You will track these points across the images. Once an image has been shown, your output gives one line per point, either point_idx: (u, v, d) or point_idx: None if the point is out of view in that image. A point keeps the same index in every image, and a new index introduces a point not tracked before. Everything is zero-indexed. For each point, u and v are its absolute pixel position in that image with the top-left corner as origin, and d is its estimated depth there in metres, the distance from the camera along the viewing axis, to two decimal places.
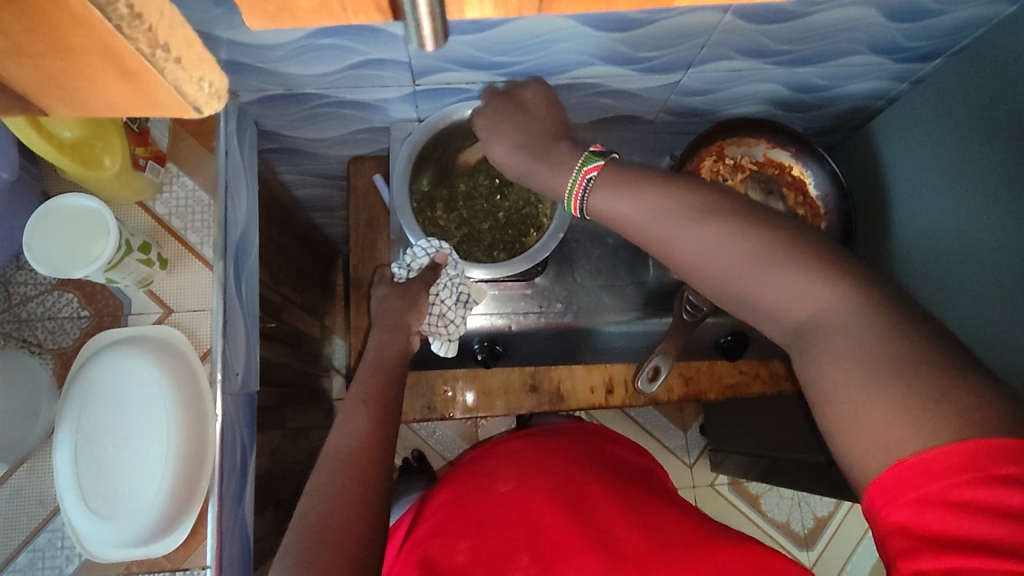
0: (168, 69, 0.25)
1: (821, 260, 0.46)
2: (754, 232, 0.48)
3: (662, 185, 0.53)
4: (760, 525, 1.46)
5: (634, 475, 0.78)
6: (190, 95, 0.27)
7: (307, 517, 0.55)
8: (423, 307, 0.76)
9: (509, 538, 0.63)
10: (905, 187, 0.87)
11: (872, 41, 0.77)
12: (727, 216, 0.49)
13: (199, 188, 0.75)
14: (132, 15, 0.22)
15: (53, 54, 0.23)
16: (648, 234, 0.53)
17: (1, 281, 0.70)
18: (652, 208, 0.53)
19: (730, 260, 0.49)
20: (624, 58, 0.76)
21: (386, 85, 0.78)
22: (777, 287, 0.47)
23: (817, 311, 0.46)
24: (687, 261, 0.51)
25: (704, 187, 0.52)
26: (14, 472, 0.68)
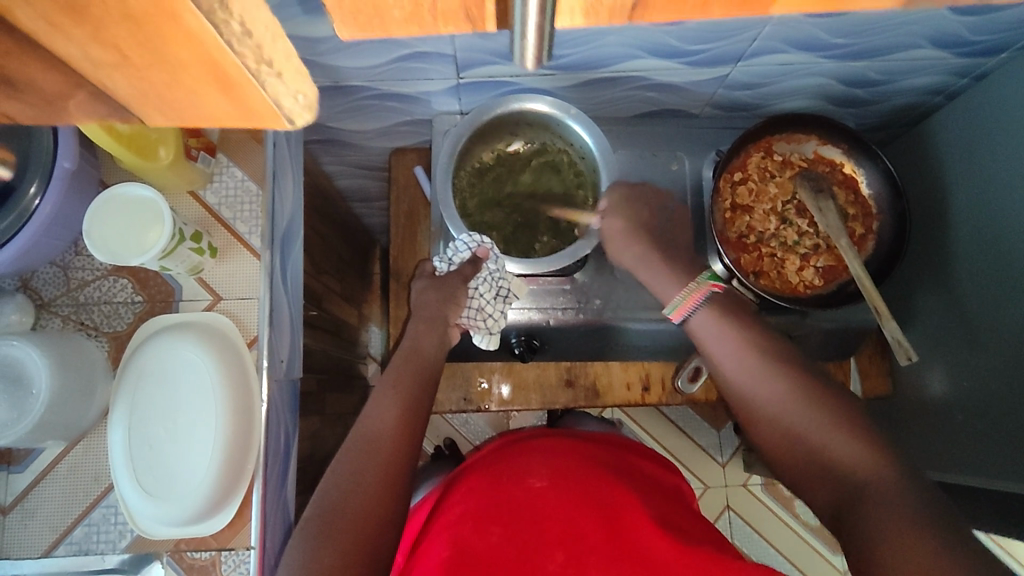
0: (269, 82, 0.22)
1: (870, 437, 0.54)
2: (819, 398, 0.58)
3: (752, 338, 0.64)
4: (792, 526, 1.44)
5: (663, 491, 0.81)
6: (285, 108, 0.24)
7: (330, 496, 0.57)
8: (463, 301, 0.77)
9: (544, 534, 0.66)
10: (964, 188, 0.84)
11: (933, 34, 0.75)
12: (794, 379, 0.59)
13: (247, 178, 0.76)
14: (243, 31, 0.20)
15: (156, 68, 0.21)
16: (736, 376, 0.62)
17: (60, 265, 0.73)
18: (710, 328, 0.66)
19: (800, 418, 0.57)
20: (673, 51, 0.75)
21: (430, 78, 0.78)
22: (842, 444, 0.54)
23: (851, 462, 0.53)
24: (762, 410, 0.60)
25: (783, 354, 0.62)
26: (71, 448, 0.71)
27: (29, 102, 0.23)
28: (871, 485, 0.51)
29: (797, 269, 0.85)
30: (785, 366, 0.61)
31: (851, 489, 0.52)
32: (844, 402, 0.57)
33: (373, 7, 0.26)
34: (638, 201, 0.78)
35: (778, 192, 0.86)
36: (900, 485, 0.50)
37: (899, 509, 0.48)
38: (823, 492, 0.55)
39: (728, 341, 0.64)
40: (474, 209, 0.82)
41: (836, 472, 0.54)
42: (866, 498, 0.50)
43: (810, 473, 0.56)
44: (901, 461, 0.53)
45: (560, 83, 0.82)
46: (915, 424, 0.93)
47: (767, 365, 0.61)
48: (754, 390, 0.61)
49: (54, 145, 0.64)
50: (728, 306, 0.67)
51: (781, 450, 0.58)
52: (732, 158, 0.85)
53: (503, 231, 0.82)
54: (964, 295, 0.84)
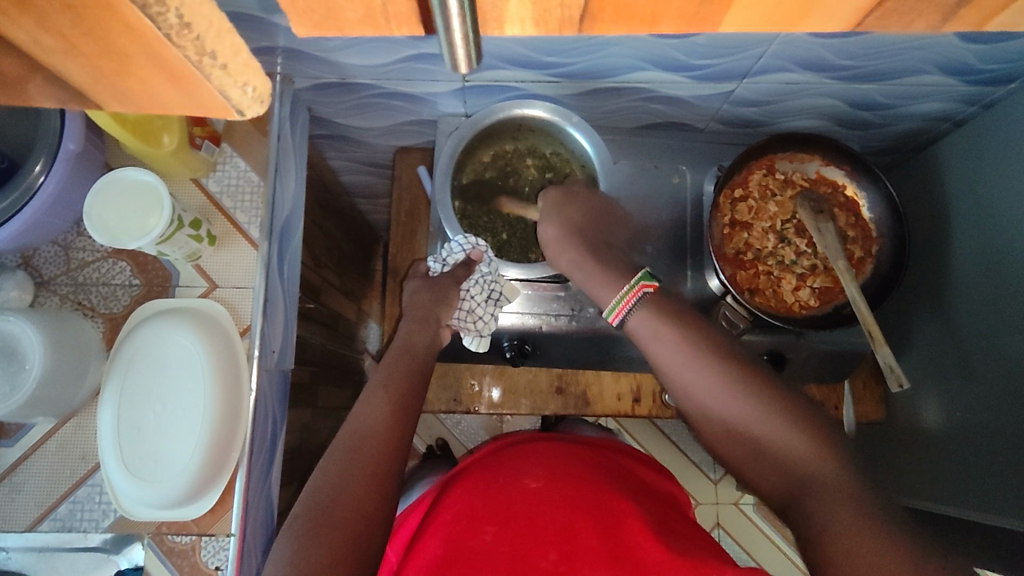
0: (214, 74, 0.24)
1: (811, 428, 0.54)
2: (761, 392, 0.57)
3: (688, 333, 0.62)
4: (781, 548, 1.43)
5: (660, 499, 0.81)
6: (234, 101, 0.26)
7: (318, 492, 0.57)
8: (454, 302, 0.77)
9: (536, 530, 0.66)
10: (966, 216, 0.83)
11: (940, 61, 0.74)
12: (733, 374, 0.58)
13: (250, 169, 0.77)
14: (180, 24, 0.21)
15: (108, 57, 0.22)
16: (675, 375, 0.61)
17: (61, 244, 0.74)
18: (648, 327, 0.64)
19: (743, 414, 0.56)
20: (678, 65, 0.75)
21: (436, 80, 0.79)
22: (786, 437, 0.54)
23: (794, 457, 0.53)
24: (705, 408, 0.59)
25: (720, 350, 0.60)
26: (61, 426, 0.72)
27: (1, 85, 0.23)
28: (819, 483, 0.51)
29: (793, 289, 0.85)
30: (726, 361, 0.59)
31: (795, 485, 0.53)
32: (786, 394, 0.57)
33: (331, 11, 0.30)
34: (577, 203, 0.76)
35: (779, 211, 0.86)
36: (844, 485, 0.50)
37: (847, 514, 0.48)
38: (769, 485, 0.55)
39: (666, 342, 0.62)
40: (471, 210, 0.82)
41: (778, 466, 0.54)
42: (813, 497, 0.51)
43: (757, 470, 0.56)
44: (846, 455, 0.53)
45: (564, 91, 0.83)
46: (908, 452, 0.92)
47: (703, 359, 0.60)
48: (689, 385, 0.60)
49: (60, 126, 0.65)
50: (661, 305, 0.65)
51: (726, 444, 0.58)
52: (733, 174, 0.85)
53: (499, 235, 0.83)
54: (961, 323, 0.83)
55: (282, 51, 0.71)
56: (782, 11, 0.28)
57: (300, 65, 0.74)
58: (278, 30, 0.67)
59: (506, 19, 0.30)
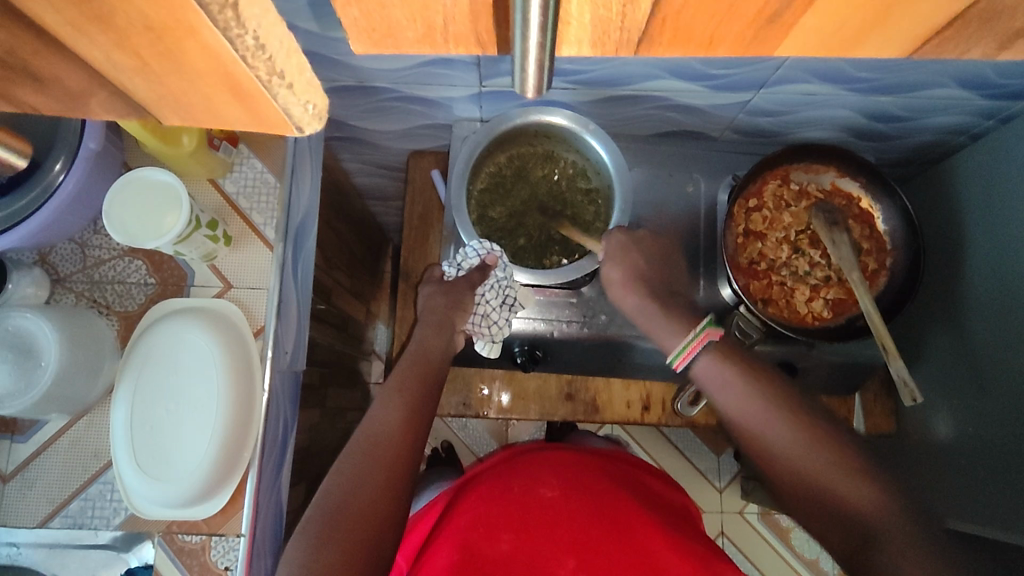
0: (281, 94, 0.23)
1: (878, 480, 0.54)
2: (827, 441, 0.57)
3: (754, 377, 0.62)
4: (786, 559, 1.43)
5: (673, 511, 0.81)
6: (295, 119, 0.25)
7: (331, 494, 0.57)
8: (468, 306, 0.77)
9: (556, 541, 0.67)
10: (981, 231, 0.83)
11: (959, 75, 0.74)
12: (802, 422, 0.58)
13: (266, 170, 0.77)
14: (257, 46, 0.21)
15: (174, 73, 0.22)
16: (743, 421, 0.60)
17: (78, 242, 0.74)
18: (716, 370, 0.63)
19: (809, 465, 0.56)
20: (695, 74, 0.75)
21: (453, 85, 0.79)
22: (853, 493, 0.54)
23: (864, 514, 0.53)
24: (769, 458, 0.59)
25: (789, 397, 0.60)
26: (74, 423, 0.72)
27: (54, 96, 0.23)
28: (887, 535, 0.51)
29: (806, 299, 0.85)
30: (795, 413, 0.59)
31: (863, 536, 0.53)
32: (856, 448, 0.57)
33: (388, 28, 0.27)
34: (641, 246, 0.76)
35: (793, 221, 0.86)
36: (919, 544, 0.50)
37: (919, 567, 0.48)
38: (835, 542, 0.55)
39: (734, 387, 0.62)
40: (484, 214, 0.83)
41: (845, 519, 0.54)
42: (881, 550, 0.51)
43: (821, 523, 0.56)
44: (915, 510, 0.53)
45: (581, 97, 0.83)
46: (918, 466, 0.92)
47: (774, 407, 0.59)
48: (763, 434, 0.59)
49: (81, 125, 0.66)
50: (724, 351, 0.65)
51: (791, 493, 0.58)
52: (748, 184, 0.85)
53: (513, 239, 0.83)
54: (975, 338, 0.83)
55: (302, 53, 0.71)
56: (832, 35, 0.27)
57: (319, 68, 0.75)
58: (299, 33, 0.67)
59: (565, 42, 0.28)
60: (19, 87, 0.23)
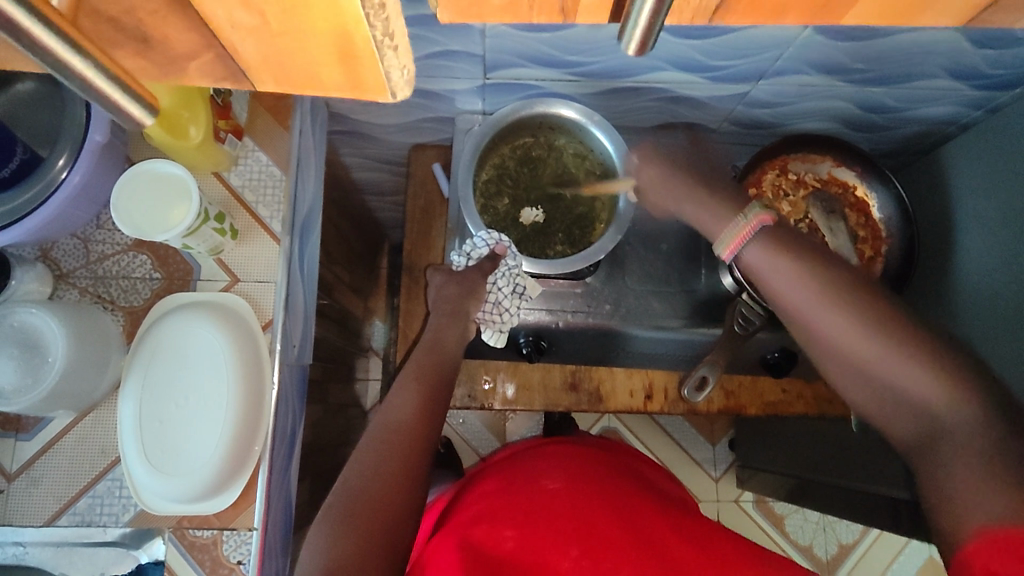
0: (386, 55, 0.24)
1: (947, 363, 0.51)
2: (894, 325, 0.52)
3: (811, 262, 0.55)
4: (781, 545, 1.45)
5: (675, 500, 0.80)
6: (391, 81, 0.26)
7: (350, 482, 0.58)
8: (481, 295, 0.77)
9: (559, 531, 0.66)
10: (971, 217, 0.86)
11: (951, 66, 0.76)
12: (866, 307, 0.53)
13: (271, 163, 0.77)
14: (380, 4, 0.21)
15: (289, 31, 0.23)
16: (796, 310, 0.55)
17: (81, 237, 0.74)
18: (766, 258, 0.57)
19: (875, 355, 0.52)
20: (698, 66, 0.76)
21: (458, 77, 0.80)
22: (920, 383, 0.51)
23: (932, 405, 0.51)
24: (825, 344, 0.55)
25: (854, 275, 0.55)
26: (80, 420, 0.71)
27: (152, 61, 0.25)
28: (955, 428, 0.50)
29: None
30: (860, 300, 0.53)
31: (929, 426, 0.51)
32: (925, 329, 0.52)
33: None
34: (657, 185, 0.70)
35: (792, 210, 0.87)
36: (987, 436, 0.48)
37: (973, 466, 0.48)
38: (902, 423, 0.53)
39: (786, 270, 0.56)
40: (488, 202, 0.83)
41: (912, 408, 0.52)
42: (945, 447, 0.50)
43: (885, 409, 0.54)
44: (986, 393, 0.50)
45: (583, 90, 0.84)
46: None
47: (828, 296, 0.53)
48: (820, 329, 0.54)
49: (87, 118, 0.65)
50: (781, 237, 0.57)
51: (843, 380, 0.55)
52: (748, 174, 0.86)
53: (522, 233, 0.84)
54: (968, 322, 0.85)
55: None
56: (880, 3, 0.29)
57: None
58: None
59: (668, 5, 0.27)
60: (121, 49, 0.24)
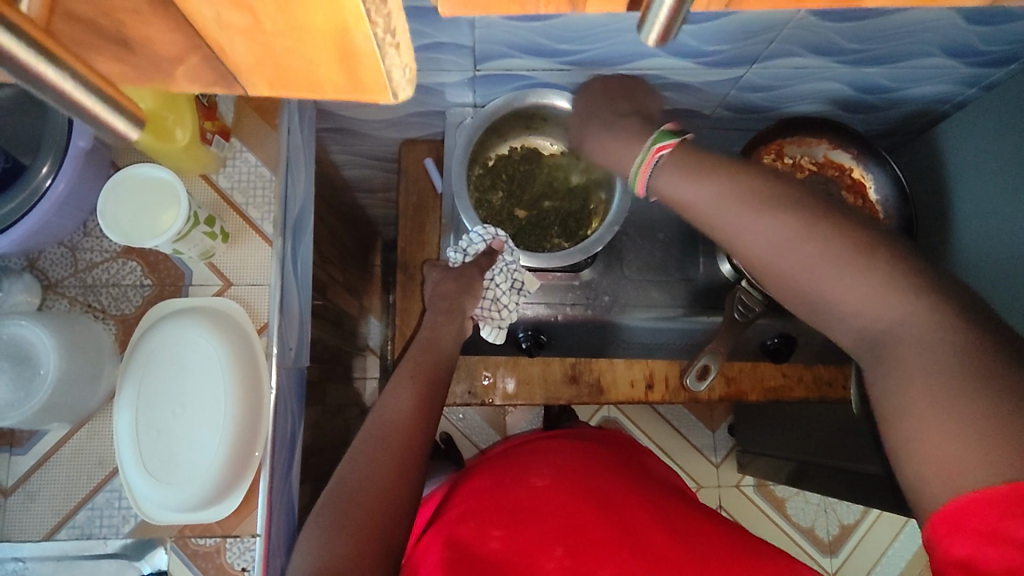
0: (386, 53, 0.23)
1: (896, 270, 0.44)
2: (830, 231, 0.46)
3: (732, 172, 0.51)
4: (783, 527, 1.46)
5: (666, 488, 0.80)
6: (393, 81, 0.25)
7: (344, 483, 0.57)
8: (478, 292, 0.76)
9: (543, 530, 0.66)
10: (968, 196, 0.85)
11: (946, 43, 0.76)
12: (798, 215, 0.48)
13: (261, 163, 0.76)
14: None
15: (284, 30, 0.22)
16: (713, 224, 0.52)
17: (68, 246, 0.72)
18: (684, 174, 0.53)
19: (802, 264, 0.47)
20: (691, 51, 0.75)
21: (447, 70, 0.78)
22: (852, 292, 0.45)
23: (882, 318, 0.45)
24: (758, 260, 0.50)
25: (772, 179, 0.50)
26: (75, 432, 0.70)
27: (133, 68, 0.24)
28: (905, 340, 0.43)
29: None
30: (777, 207, 0.48)
31: (875, 338, 0.46)
32: (876, 235, 0.46)
33: None
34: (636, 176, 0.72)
35: None
36: (938, 342, 0.42)
37: (926, 381, 0.41)
38: (852, 334, 0.47)
39: (697, 185, 0.52)
40: (483, 196, 0.83)
41: (859, 326, 0.46)
42: (893, 361, 0.44)
43: (832, 323, 0.48)
44: (941, 292, 0.44)
45: (575, 79, 0.82)
46: None
47: (747, 204, 0.49)
48: (746, 241, 0.50)
49: (69, 123, 0.63)
50: (686, 156, 0.54)
51: (792, 302, 0.50)
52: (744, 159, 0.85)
53: (520, 222, 0.83)
54: None
55: None
56: None
57: None
58: None
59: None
60: (99, 55, 0.24)
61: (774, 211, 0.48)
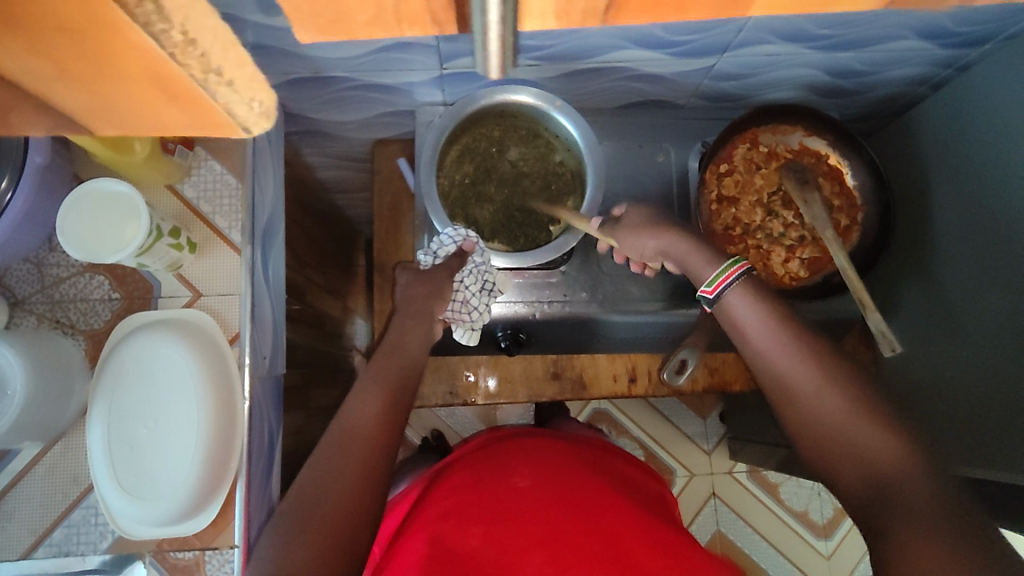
0: (220, 91, 0.23)
1: (900, 430, 0.51)
2: (852, 382, 0.54)
3: (774, 311, 0.59)
4: (776, 512, 1.46)
5: (646, 496, 0.80)
6: (240, 116, 0.25)
7: (305, 490, 0.56)
8: (447, 295, 0.76)
9: (522, 532, 0.66)
10: (946, 178, 0.84)
11: (917, 26, 0.74)
12: (824, 360, 0.55)
13: (227, 171, 0.75)
14: (185, 39, 0.21)
15: (100, 75, 0.22)
16: (751, 346, 0.59)
17: (33, 262, 0.71)
18: (739, 302, 0.61)
19: (827, 399, 0.54)
20: (659, 42, 0.74)
21: (413, 69, 0.77)
22: (864, 431, 0.52)
23: (883, 458, 0.50)
24: (781, 387, 0.57)
25: (805, 331, 0.58)
26: (48, 449, 0.69)
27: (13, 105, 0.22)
28: (898, 481, 0.49)
29: (783, 261, 0.85)
30: (810, 349, 0.56)
31: (878, 482, 0.50)
32: (888, 408, 0.53)
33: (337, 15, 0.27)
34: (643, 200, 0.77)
35: (764, 183, 0.86)
36: (933, 492, 0.48)
37: (920, 521, 0.46)
38: (853, 486, 0.52)
39: (750, 312, 0.60)
40: (453, 199, 0.81)
41: (865, 469, 0.51)
42: (891, 503, 0.48)
43: (840, 469, 0.53)
44: (929, 454, 0.50)
45: (544, 74, 0.81)
46: None
47: (785, 345, 0.57)
48: (777, 366, 0.57)
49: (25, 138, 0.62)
50: (753, 288, 0.61)
51: (807, 441, 0.55)
52: (718, 149, 0.84)
53: (494, 234, 0.82)
54: (947, 285, 0.84)
55: (250, 47, 0.69)
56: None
57: (270, 61, 0.72)
58: (250, 26, 0.64)
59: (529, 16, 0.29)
60: None
61: (811, 355, 0.56)
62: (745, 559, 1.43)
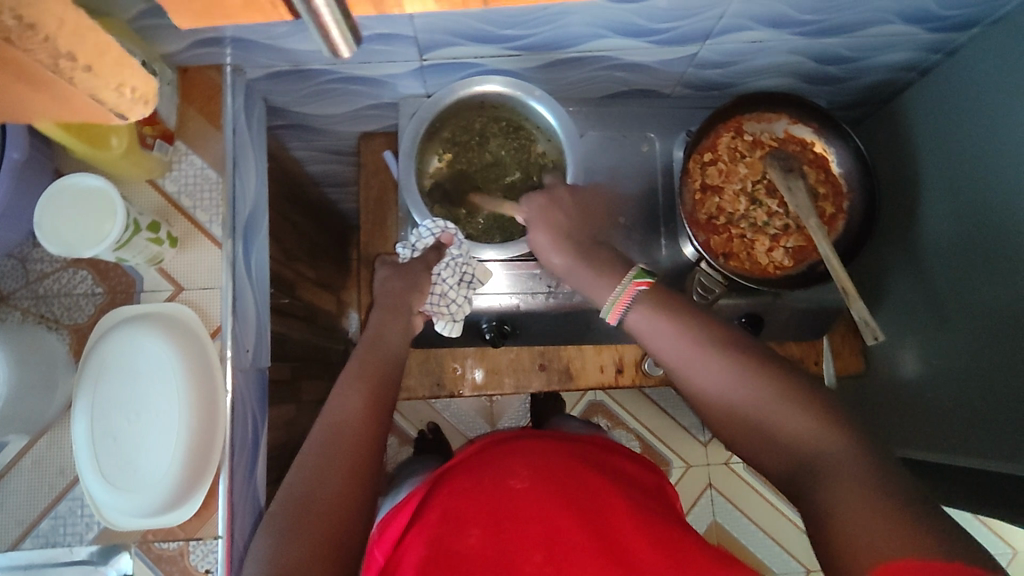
0: (97, 80, 0.39)
1: (825, 411, 0.53)
2: (762, 374, 0.56)
3: (691, 319, 0.62)
4: (773, 502, 1.46)
5: (648, 493, 0.79)
6: (111, 102, 0.42)
7: (294, 489, 0.57)
8: (425, 288, 0.76)
9: (522, 534, 0.65)
10: (934, 165, 0.83)
11: (901, 10, 0.73)
12: (735, 359, 0.57)
13: (207, 166, 0.75)
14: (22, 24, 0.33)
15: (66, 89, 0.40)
16: (672, 363, 0.61)
17: (18, 257, 0.72)
18: (656, 319, 0.63)
19: (746, 396, 0.56)
20: (639, 31, 0.74)
21: (393, 61, 0.77)
22: (792, 420, 0.53)
23: (810, 440, 0.52)
24: (706, 394, 0.58)
25: (726, 333, 0.60)
26: (35, 442, 0.70)
27: None
28: (824, 460, 0.50)
29: (767, 250, 0.85)
30: (728, 354, 0.58)
31: (806, 463, 0.51)
32: (804, 388, 0.55)
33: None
34: (563, 206, 0.73)
35: (749, 172, 0.85)
36: (856, 461, 0.49)
37: (849, 489, 0.47)
38: (779, 469, 0.54)
39: (664, 329, 0.62)
40: (438, 194, 0.81)
41: (789, 450, 0.53)
42: (820, 478, 0.49)
43: (766, 454, 0.54)
44: (857, 435, 0.51)
45: (525, 64, 0.81)
46: (889, 404, 0.94)
47: (700, 351, 0.59)
48: (697, 376, 0.59)
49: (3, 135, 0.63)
50: (657, 296, 0.64)
51: (736, 433, 0.57)
52: (702, 138, 0.84)
53: (480, 228, 0.81)
54: (936, 272, 0.84)
55: (227, 40, 0.69)
56: None
57: (249, 53, 0.72)
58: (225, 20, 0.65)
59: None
60: None
61: (748, 369, 0.57)
62: (742, 550, 1.43)
